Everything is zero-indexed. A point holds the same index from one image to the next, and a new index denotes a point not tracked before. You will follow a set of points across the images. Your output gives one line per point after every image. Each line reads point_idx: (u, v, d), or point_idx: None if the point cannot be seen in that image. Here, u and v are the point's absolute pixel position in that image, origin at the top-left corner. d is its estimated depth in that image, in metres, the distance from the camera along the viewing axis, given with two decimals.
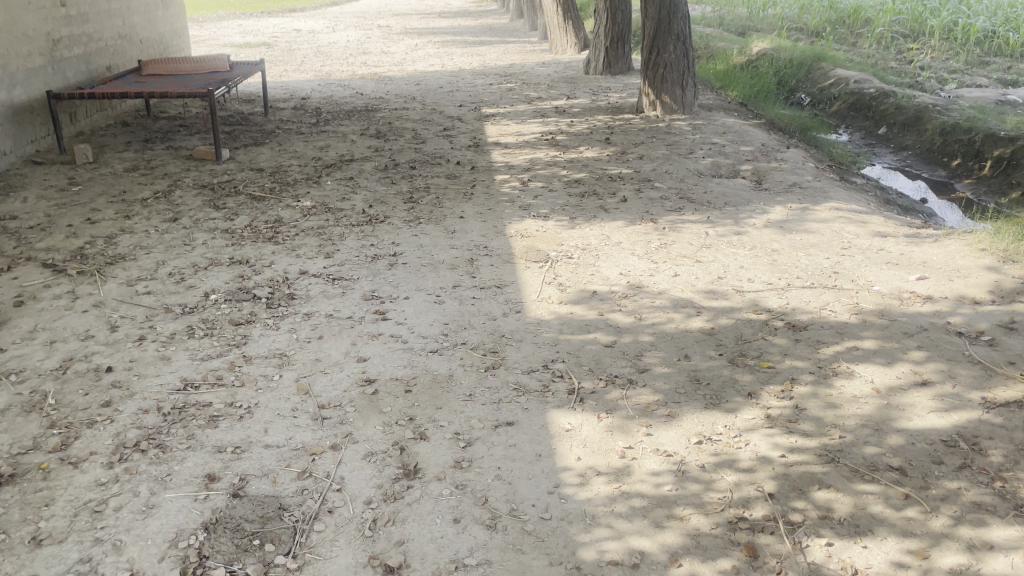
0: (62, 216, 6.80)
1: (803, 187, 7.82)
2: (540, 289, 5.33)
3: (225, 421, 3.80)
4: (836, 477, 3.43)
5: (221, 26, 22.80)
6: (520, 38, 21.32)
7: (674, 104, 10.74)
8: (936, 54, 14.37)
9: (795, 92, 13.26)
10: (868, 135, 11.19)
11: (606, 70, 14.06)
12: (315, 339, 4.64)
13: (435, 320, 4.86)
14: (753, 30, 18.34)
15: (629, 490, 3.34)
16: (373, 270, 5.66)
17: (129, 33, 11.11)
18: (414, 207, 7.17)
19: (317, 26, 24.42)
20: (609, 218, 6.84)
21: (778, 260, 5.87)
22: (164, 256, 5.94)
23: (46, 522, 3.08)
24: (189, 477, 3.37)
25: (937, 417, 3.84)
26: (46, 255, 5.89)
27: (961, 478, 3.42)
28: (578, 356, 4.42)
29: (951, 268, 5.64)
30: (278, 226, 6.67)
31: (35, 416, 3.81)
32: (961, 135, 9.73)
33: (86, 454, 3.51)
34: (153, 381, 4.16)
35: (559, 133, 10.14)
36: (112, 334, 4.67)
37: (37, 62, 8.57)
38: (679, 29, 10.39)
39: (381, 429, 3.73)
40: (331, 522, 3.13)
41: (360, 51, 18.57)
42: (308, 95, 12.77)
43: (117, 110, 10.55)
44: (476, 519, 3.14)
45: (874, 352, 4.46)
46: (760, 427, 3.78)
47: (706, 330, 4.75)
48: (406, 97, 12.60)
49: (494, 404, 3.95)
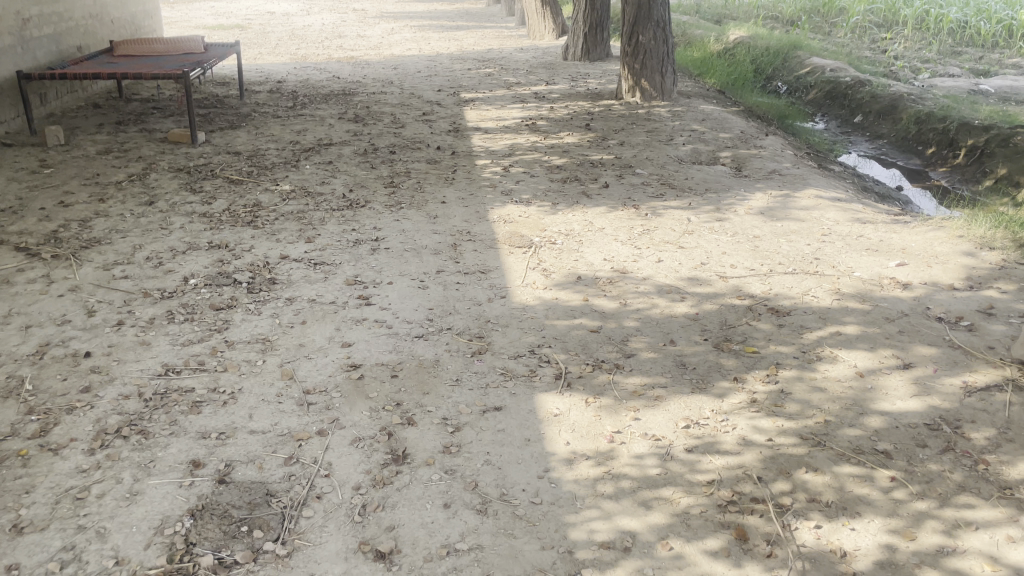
0: (34, 199, 6.64)
1: (782, 174, 7.87)
2: (525, 274, 5.31)
3: (209, 407, 3.74)
4: (822, 460, 3.45)
5: (192, 7, 22.42)
6: (497, 23, 21.17)
7: (654, 91, 10.73)
8: (909, 43, 14.51)
9: (771, 80, 13.33)
10: (844, 124, 11.28)
11: (585, 57, 14.01)
12: (298, 325, 4.58)
13: (419, 306, 4.83)
14: (729, 18, 18.38)
15: (619, 474, 3.34)
16: (355, 255, 5.60)
17: (100, 13, 10.87)
18: (395, 191, 7.10)
19: (291, 8, 24.10)
20: (591, 204, 6.82)
21: (760, 246, 5.90)
22: (141, 240, 5.83)
23: (27, 509, 3.02)
24: (173, 464, 3.31)
25: (918, 400, 3.89)
26: (18, 239, 5.76)
27: (945, 461, 3.46)
28: (564, 341, 4.41)
29: (929, 254, 5.70)
30: (257, 210, 6.58)
31: (12, 402, 3.72)
32: (936, 124, 9.84)
33: (65, 441, 3.44)
34: (133, 366, 4.09)
35: (539, 119, 10.10)
36: (89, 319, 4.57)
37: (6, 41, 8.35)
38: (659, 15, 10.31)
39: (368, 414, 3.70)
40: (319, 508, 3.09)
41: (335, 35, 18.35)
42: (283, 78, 12.59)
43: (88, 91, 10.34)
44: (465, 504, 3.13)
45: (857, 337, 4.50)
46: (745, 411, 3.80)
47: (691, 316, 4.77)
48: (384, 82, 12.47)
49: (482, 389, 3.93)
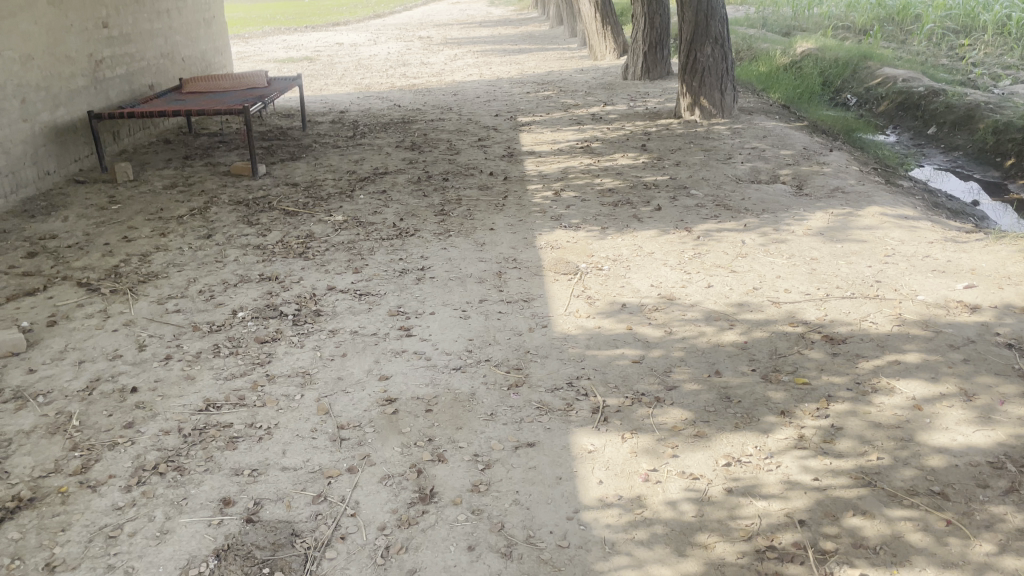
0: (100, 234, 6.89)
1: (846, 192, 7.56)
2: (569, 302, 5.22)
3: (245, 443, 3.77)
4: (872, 502, 3.24)
5: (265, 42, 23.21)
6: (560, 44, 21.20)
7: (713, 109, 10.51)
8: (989, 49, 13.88)
9: (841, 93, 12.91)
10: (916, 136, 10.84)
11: (645, 76, 13.88)
12: (339, 357, 4.59)
13: (459, 336, 4.78)
14: (798, 30, 17.97)
15: (652, 516, 3.21)
16: (400, 285, 5.62)
17: (171, 52, 11.32)
18: (444, 219, 7.12)
19: (359, 38, 24.63)
20: (641, 228, 6.70)
21: (817, 269, 5.67)
22: (196, 273, 5.98)
23: (60, 548, 3.07)
24: (205, 502, 3.34)
25: (981, 435, 3.64)
26: (81, 274, 5.98)
27: (1008, 503, 3.21)
28: (604, 373, 4.30)
29: (1001, 275, 5.38)
30: (309, 241, 6.67)
31: (58, 438, 3.82)
32: (1015, 134, 9.37)
33: (104, 478, 3.51)
34: (176, 402, 4.15)
35: (594, 141, 10.02)
36: (139, 354, 4.69)
37: (79, 83, 8.74)
38: (717, 32, 10.15)
39: (399, 450, 3.67)
40: (343, 549, 3.06)
41: (399, 63, 18.66)
42: (346, 108, 12.85)
43: (160, 128, 10.76)
44: (490, 547, 3.05)
45: (917, 367, 4.24)
46: (792, 448, 3.61)
47: (739, 344, 4.59)
48: (442, 108, 12.58)
49: (516, 423, 3.85)
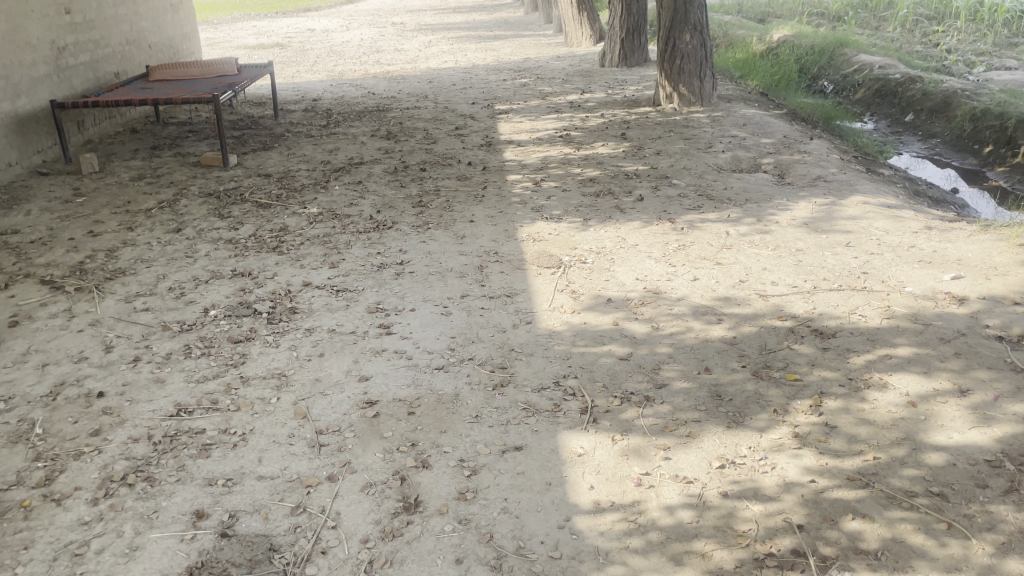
0: (64, 229, 6.64)
1: (828, 181, 7.50)
2: (553, 297, 5.08)
3: (218, 450, 3.60)
4: (871, 505, 3.16)
5: (235, 28, 22.73)
6: (536, 31, 20.98)
7: (692, 97, 10.39)
8: (963, 36, 13.89)
9: (818, 80, 12.87)
10: (894, 123, 10.82)
11: (622, 63, 13.74)
12: (316, 357, 4.43)
13: (441, 334, 4.63)
14: (773, 16, 17.92)
15: (647, 524, 3.10)
16: (378, 280, 5.45)
17: (137, 39, 10.97)
18: (423, 211, 6.95)
19: (332, 24, 24.20)
20: (624, 219, 6.57)
21: (803, 260, 5.59)
22: (166, 269, 5.77)
23: (23, 567, 2.90)
24: (177, 515, 3.17)
25: (977, 433, 3.57)
26: (44, 271, 5.74)
27: (1009, 503, 3.14)
28: (591, 371, 4.18)
29: (987, 265, 5.32)
30: (283, 234, 6.47)
31: (20, 448, 3.63)
32: (992, 121, 9.36)
33: (70, 490, 3.32)
34: (146, 407, 3.96)
35: (573, 129, 9.86)
36: (106, 355, 4.49)
37: (41, 70, 8.42)
38: (695, 18, 9.99)
39: (381, 457, 3.52)
40: (324, 564, 2.91)
41: (373, 50, 18.34)
42: (319, 96, 12.57)
43: (126, 118, 10.44)
44: (479, 559, 2.92)
45: (909, 361, 4.16)
46: (787, 449, 3.52)
47: (728, 339, 4.48)
48: (418, 96, 12.35)
49: (502, 426, 3.72)
